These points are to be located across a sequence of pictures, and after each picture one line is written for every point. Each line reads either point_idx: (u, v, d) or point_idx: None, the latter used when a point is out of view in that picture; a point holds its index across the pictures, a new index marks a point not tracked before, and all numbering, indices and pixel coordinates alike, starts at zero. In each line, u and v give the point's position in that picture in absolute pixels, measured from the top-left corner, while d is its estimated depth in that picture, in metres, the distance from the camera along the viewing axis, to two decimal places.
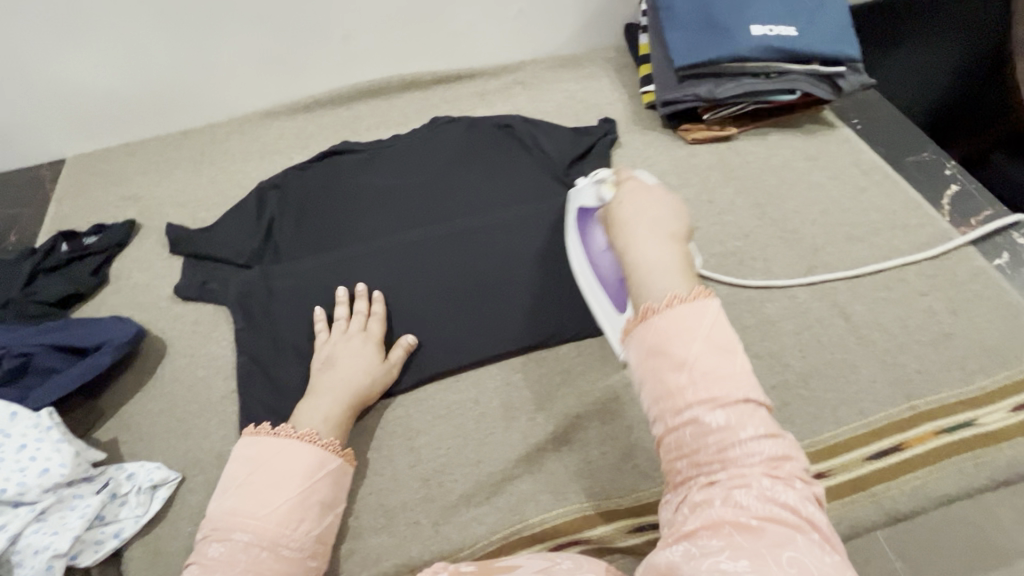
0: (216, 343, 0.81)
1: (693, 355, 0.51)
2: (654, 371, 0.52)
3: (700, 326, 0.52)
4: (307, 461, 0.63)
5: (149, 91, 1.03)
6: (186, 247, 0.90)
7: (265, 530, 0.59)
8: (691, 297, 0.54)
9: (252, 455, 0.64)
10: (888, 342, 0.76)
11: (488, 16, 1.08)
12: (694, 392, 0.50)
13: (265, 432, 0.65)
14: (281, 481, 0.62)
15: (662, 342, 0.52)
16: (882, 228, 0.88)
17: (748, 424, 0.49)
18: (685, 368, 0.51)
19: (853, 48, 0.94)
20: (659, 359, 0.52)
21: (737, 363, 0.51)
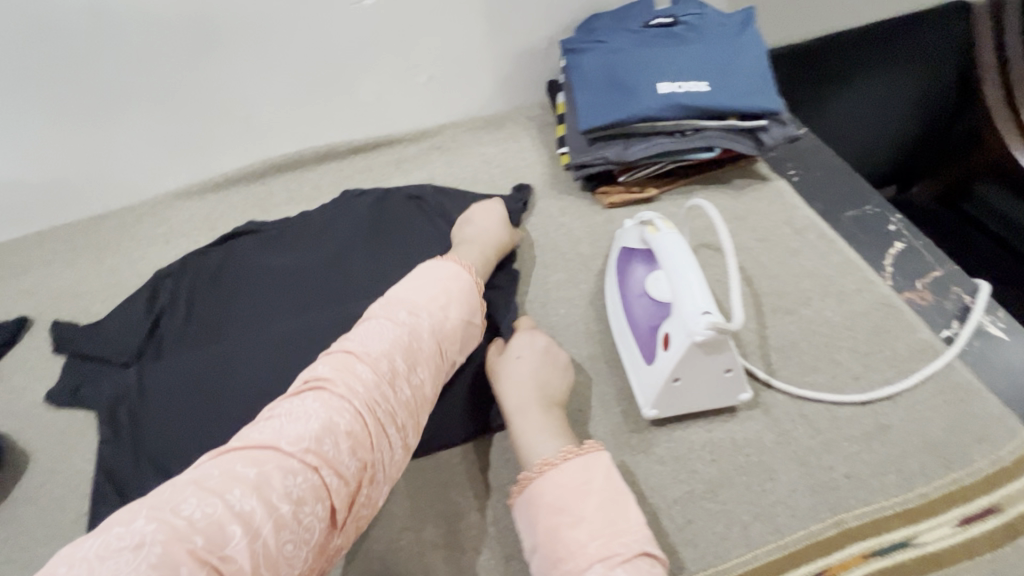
0: (78, 456, 0.75)
1: (586, 511, 0.55)
2: (552, 533, 0.55)
3: (597, 478, 0.58)
4: (463, 283, 0.69)
5: (54, 181, 1.02)
6: (67, 346, 0.86)
7: (435, 316, 0.65)
8: (583, 454, 0.60)
9: (431, 277, 0.68)
10: (814, 440, 0.65)
11: (398, 85, 1.05)
12: (594, 548, 0.53)
13: (447, 260, 0.71)
14: (446, 296, 0.67)
15: (549, 510, 0.57)
16: (813, 298, 0.79)
17: (648, 570, 0.52)
18: (583, 525, 0.54)
19: (774, 100, 0.87)
20: (552, 520, 0.56)
21: (633, 511, 0.56)
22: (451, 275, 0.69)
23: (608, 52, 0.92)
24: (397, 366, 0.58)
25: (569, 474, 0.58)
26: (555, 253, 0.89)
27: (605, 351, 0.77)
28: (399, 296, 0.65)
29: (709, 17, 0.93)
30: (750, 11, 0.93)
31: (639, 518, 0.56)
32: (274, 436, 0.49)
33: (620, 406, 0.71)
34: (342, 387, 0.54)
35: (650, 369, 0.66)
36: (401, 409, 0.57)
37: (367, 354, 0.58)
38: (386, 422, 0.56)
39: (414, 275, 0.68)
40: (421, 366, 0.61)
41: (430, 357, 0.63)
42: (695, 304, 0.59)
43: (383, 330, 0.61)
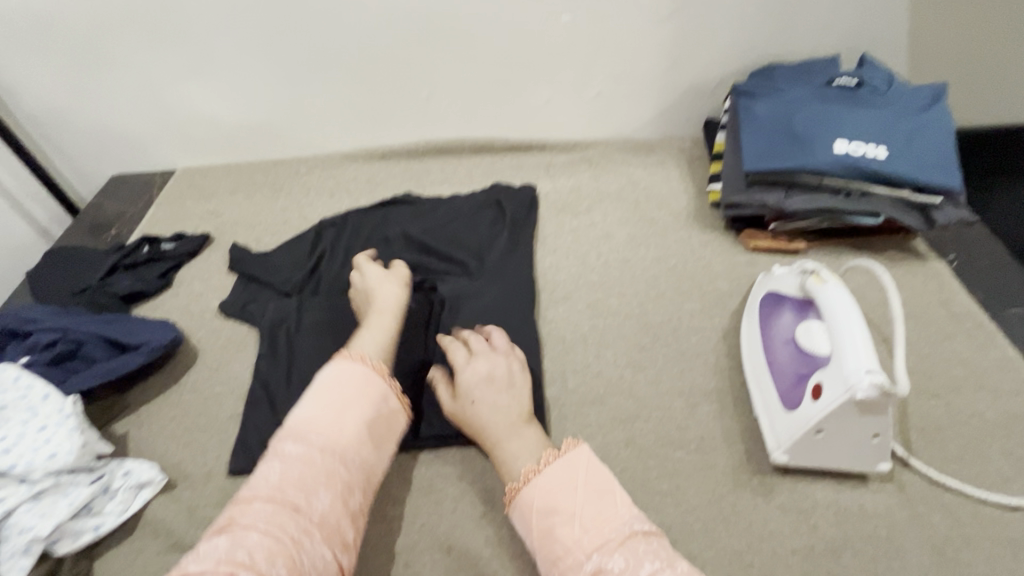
0: (239, 363, 0.85)
1: (568, 504, 0.58)
2: (549, 530, 0.57)
3: (580, 473, 0.60)
4: (383, 387, 0.64)
5: (254, 123, 1.16)
6: (241, 267, 0.97)
7: (328, 432, 0.58)
8: (561, 453, 0.62)
9: (351, 374, 0.63)
10: (951, 531, 0.63)
11: (566, 96, 1.11)
12: (588, 538, 0.55)
13: (354, 360, 0.65)
14: (352, 401, 0.61)
15: (545, 509, 0.59)
16: (965, 386, 0.75)
17: (642, 554, 0.53)
18: (573, 520, 0.57)
19: (955, 179, 0.85)
20: (547, 519, 0.58)
21: (572, 494, 0.58)
22: (361, 372, 0.64)
23: (786, 101, 0.93)
24: (331, 471, 0.56)
25: (556, 471, 0.60)
26: (691, 283, 0.91)
27: (732, 388, 0.77)
28: (322, 391, 0.62)
29: (897, 85, 0.92)
30: (942, 87, 0.92)
31: (628, 505, 0.58)
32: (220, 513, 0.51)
33: (744, 444, 0.71)
34: (270, 473, 0.55)
35: (789, 415, 0.67)
36: (321, 529, 0.53)
37: (260, 488, 0.53)
38: (315, 520, 0.53)
39: (333, 376, 0.63)
40: (329, 486, 0.55)
41: (350, 462, 0.58)
42: (859, 361, 0.60)
43: (308, 422, 0.59)
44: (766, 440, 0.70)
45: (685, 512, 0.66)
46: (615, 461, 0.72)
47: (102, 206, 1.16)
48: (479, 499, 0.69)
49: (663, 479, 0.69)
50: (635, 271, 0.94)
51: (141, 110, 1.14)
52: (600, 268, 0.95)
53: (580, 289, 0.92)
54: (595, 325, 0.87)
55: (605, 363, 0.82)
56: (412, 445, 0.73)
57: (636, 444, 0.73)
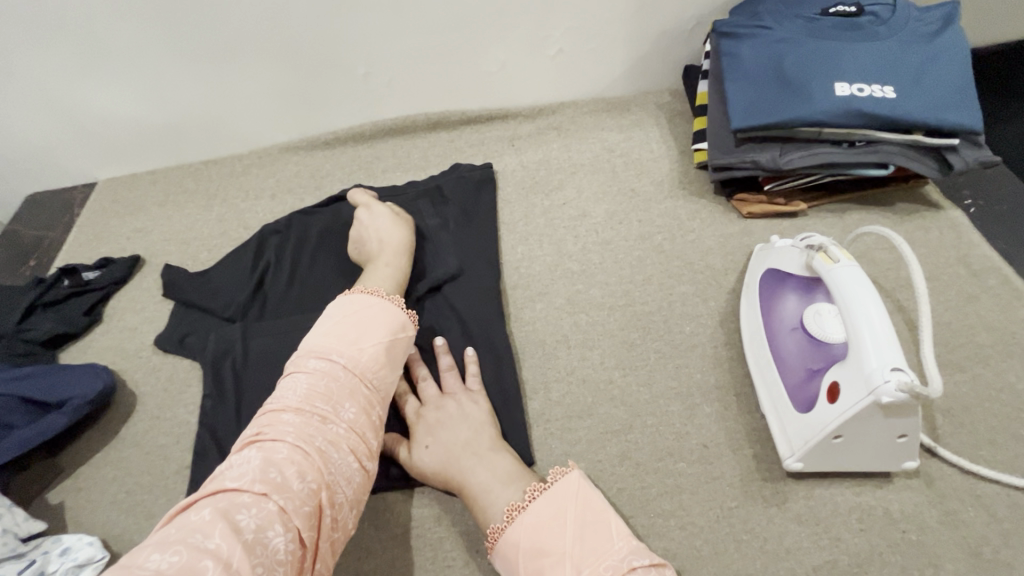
0: (183, 406, 0.75)
1: (558, 539, 0.50)
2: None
3: (569, 505, 0.52)
4: (395, 315, 0.63)
5: (174, 123, 1.02)
6: (176, 293, 0.86)
7: (351, 350, 0.57)
8: (548, 483, 0.55)
9: (346, 307, 0.62)
10: (988, 528, 0.56)
11: (524, 56, 0.97)
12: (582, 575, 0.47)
13: (372, 292, 0.65)
14: (370, 325, 0.61)
15: (532, 550, 0.50)
16: (992, 355, 0.67)
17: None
18: (563, 559, 0.48)
19: (974, 116, 0.74)
20: (535, 562, 0.50)
21: (560, 527, 0.51)
22: (369, 302, 0.63)
23: (775, 40, 0.81)
24: (356, 387, 0.55)
25: (543, 505, 0.53)
26: (681, 262, 0.81)
27: (734, 383, 0.69)
28: (316, 343, 0.57)
29: (902, 9, 0.79)
30: (954, 6, 0.79)
31: (623, 535, 0.49)
32: (222, 484, 0.44)
33: (752, 448, 0.64)
34: (273, 430, 0.48)
35: (802, 417, 0.59)
36: (350, 438, 0.52)
37: (286, 399, 0.52)
38: (333, 447, 0.50)
39: (351, 303, 0.62)
40: (354, 400, 0.54)
41: (363, 388, 0.56)
42: (882, 359, 0.51)
43: (303, 374, 0.54)
44: (775, 443, 0.63)
45: (693, 534, 0.59)
46: (610, 481, 0.64)
47: (18, 233, 1.03)
48: (461, 542, 0.62)
49: (665, 498, 0.62)
50: (618, 255, 0.84)
51: (42, 120, 0.99)
52: (578, 254, 0.85)
53: (557, 282, 0.82)
54: (577, 323, 0.77)
55: (591, 367, 0.73)
56: (382, 488, 0.65)
57: (632, 460, 0.65)
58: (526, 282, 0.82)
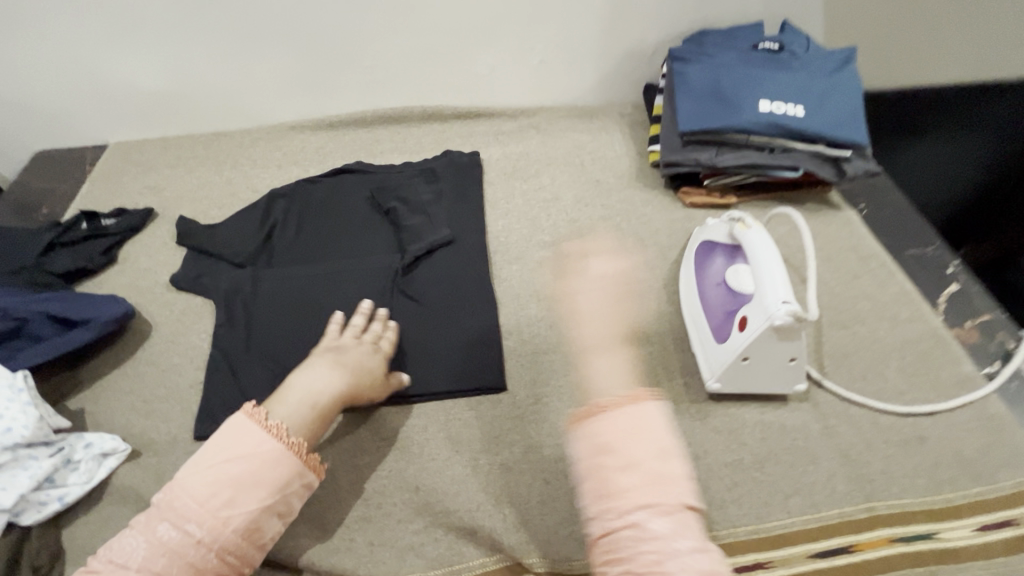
0: (196, 333, 0.85)
1: (646, 457, 0.55)
2: (599, 470, 0.55)
3: (649, 434, 0.56)
4: (280, 471, 0.59)
5: (192, 94, 1.13)
6: (190, 240, 0.95)
7: (211, 521, 0.55)
8: (632, 402, 0.56)
9: (231, 446, 0.58)
10: (856, 438, 0.73)
11: (511, 63, 1.14)
12: (643, 492, 0.53)
13: (258, 421, 0.60)
14: (249, 484, 0.57)
15: (604, 445, 0.56)
16: (869, 317, 0.86)
17: (680, 529, 0.52)
18: (637, 470, 0.54)
19: (862, 134, 0.94)
20: (607, 458, 0.55)
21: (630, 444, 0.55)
22: (260, 443, 0.59)
23: (715, 65, 1.00)
24: (221, 555, 0.55)
25: (625, 419, 0.58)
26: (634, 238, 0.97)
27: (672, 331, 0.84)
28: (185, 494, 0.56)
29: (812, 49, 1.00)
30: (852, 50, 1.00)
31: (677, 466, 0.55)
32: (108, 561, 0.53)
33: (684, 378, 0.79)
34: (154, 529, 0.55)
35: (717, 347, 0.75)
36: (224, 541, 0.55)
37: (174, 489, 0.56)
38: (207, 547, 0.54)
39: (235, 433, 0.59)
40: (235, 505, 0.56)
41: (243, 497, 0.56)
42: (776, 294, 0.67)
43: (183, 486, 0.56)
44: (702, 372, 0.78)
45: None
46: (568, 401, 0.78)
47: (30, 183, 1.11)
48: (443, 444, 0.74)
49: None
50: (583, 230, 0.99)
51: (67, 82, 1.09)
52: (550, 228, 1.00)
53: (531, 249, 0.97)
54: (547, 282, 0.92)
55: (556, 316, 0.87)
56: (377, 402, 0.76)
57: (588, 386, 0.79)
58: (504, 249, 0.97)
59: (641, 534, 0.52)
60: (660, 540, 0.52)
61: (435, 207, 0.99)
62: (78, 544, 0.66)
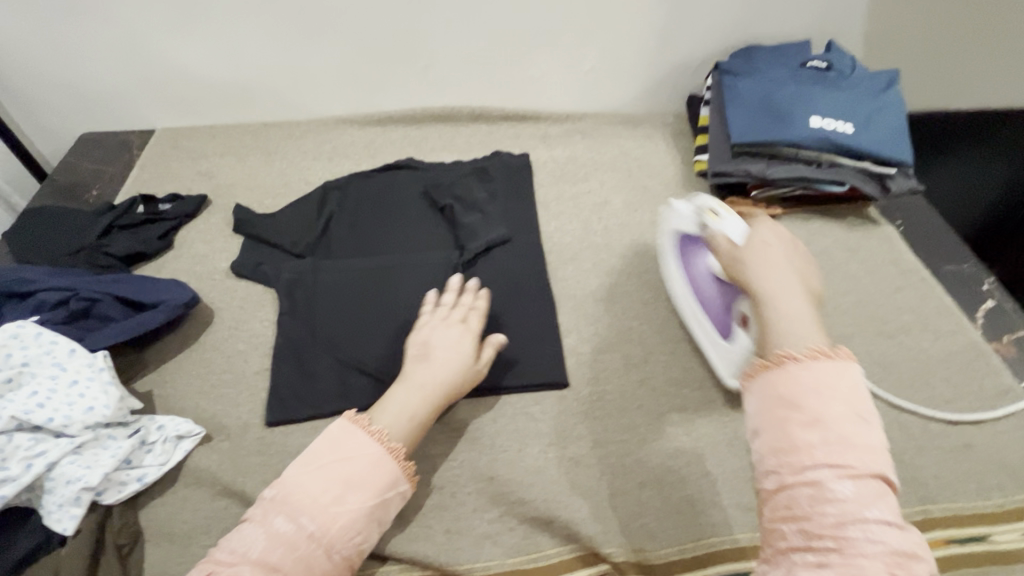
0: (259, 320, 0.85)
1: (840, 412, 0.48)
2: (779, 422, 0.49)
3: (843, 385, 0.50)
4: (383, 473, 0.63)
5: (244, 84, 1.13)
6: (247, 229, 0.96)
7: (321, 516, 0.58)
8: (833, 355, 0.51)
9: (339, 447, 0.63)
10: (907, 443, 0.76)
11: (562, 68, 1.16)
12: (824, 452, 0.47)
13: (360, 427, 0.64)
14: (355, 484, 0.61)
15: (777, 397, 0.50)
16: (913, 329, 0.89)
17: (865, 491, 0.45)
18: (820, 426, 0.48)
19: (907, 152, 0.98)
20: (785, 412, 0.49)
21: (823, 398, 0.49)
22: (366, 447, 0.63)
23: (765, 80, 1.03)
24: (327, 550, 0.58)
25: (823, 370, 0.50)
26: None
27: None
28: (301, 490, 0.60)
29: (858, 70, 1.04)
30: (896, 73, 1.04)
31: (864, 423, 0.48)
32: (224, 551, 0.56)
33: None
34: (268, 523, 0.58)
35: (728, 343, 0.77)
36: (332, 536, 0.58)
37: (286, 486, 0.60)
38: (317, 540, 0.58)
39: (342, 437, 0.64)
40: (343, 502, 0.60)
41: (349, 495, 0.60)
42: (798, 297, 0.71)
43: (295, 484, 0.60)
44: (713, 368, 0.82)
45: (696, 439, 0.76)
46: (631, 399, 0.80)
47: (78, 166, 1.10)
48: (512, 437, 0.75)
49: (674, 412, 0.78)
50: (634, 234, 1.02)
51: (120, 65, 1.09)
52: (601, 231, 1.02)
53: (584, 251, 0.99)
54: (602, 283, 0.94)
55: (614, 316, 0.89)
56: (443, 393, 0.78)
57: (649, 385, 0.81)
58: (559, 250, 0.99)
59: (819, 493, 0.46)
60: (846, 504, 0.45)
61: (491, 205, 1.00)
62: (156, 525, 0.67)
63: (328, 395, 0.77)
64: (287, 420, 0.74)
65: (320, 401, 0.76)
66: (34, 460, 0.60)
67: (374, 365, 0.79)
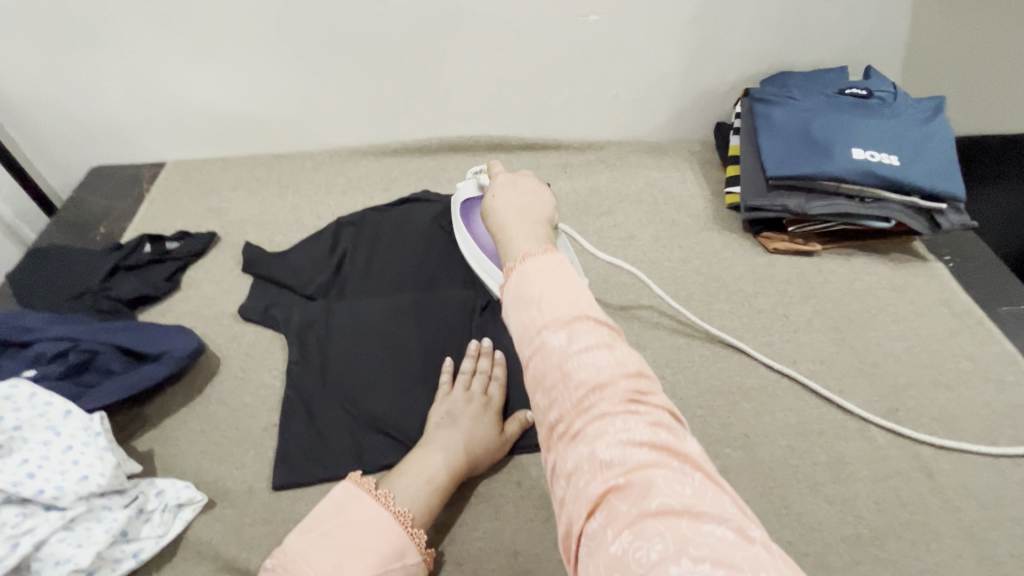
0: (268, 370, 0.80)
1: (528, 272, 0.49)
2: (517, 316, 0.47)
3: (547, 274, 0.48)
4: (386, 540, 0.58)
5: (256, 115, 1.10)
6: (256, 268, 0.92)
7: None
8: (541, 253, 0.51)
9: (342, 513, 0.59)
10: (978, 514, 0.69)
11: (583, 97, 1.12)
12: (548, 318, 0.45)
13: (368, 490, 0.61)
14: (360, 553, 0.57)
15: (521, 292, 0.48)
16: (974, 379, 0.82)
17: (590, 351, 0.43)
18: (534, 305, 0.46)
19: (958, 186, 0.91)
20: (521, 315, 0.47)
21: (543, 266, 0.49)
22: (373, 512, 0.60)
23: (801, 108, 0.98)
24: None
25: (534, 266, 0.50)
26: (717, 284, 0.94)
27: (768, 387, 0.81)
28: (303, 560, 0.56)
29: (901, 97, 0.98)
30: (941, 100, 0.98)
31: (573, 287, 0.47)
32: None
33: (786, 441, 0.75)
34: None
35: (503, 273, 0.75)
36: None
37: (289, 553, 0.57)
38: None
39: (348, 501, 0.60)
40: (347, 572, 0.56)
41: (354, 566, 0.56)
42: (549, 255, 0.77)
43: (298, 552, 0.56)
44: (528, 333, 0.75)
45: None
46: None
47: (86, 201, 1.08)
48: (537, 504, 0.69)
49: None
50: (663, 273, 0.96)
51: (131, 99, 1.06)
52: (628, 270, 0.96)
53: (610, 291, 0.93)
54: (630, 326, 0.88)
55: None
56: None
57: None
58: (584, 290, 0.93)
59: (545, 358, 0.44)
60: (593, 366, 0.42)
61: None
62: None
63: (340, 455, 0.71)
64: (296, 484, 0.69)
65: (331, 462, 0.71)
66: (21, 538, 0.55)
67: (389, 421, 0.74)
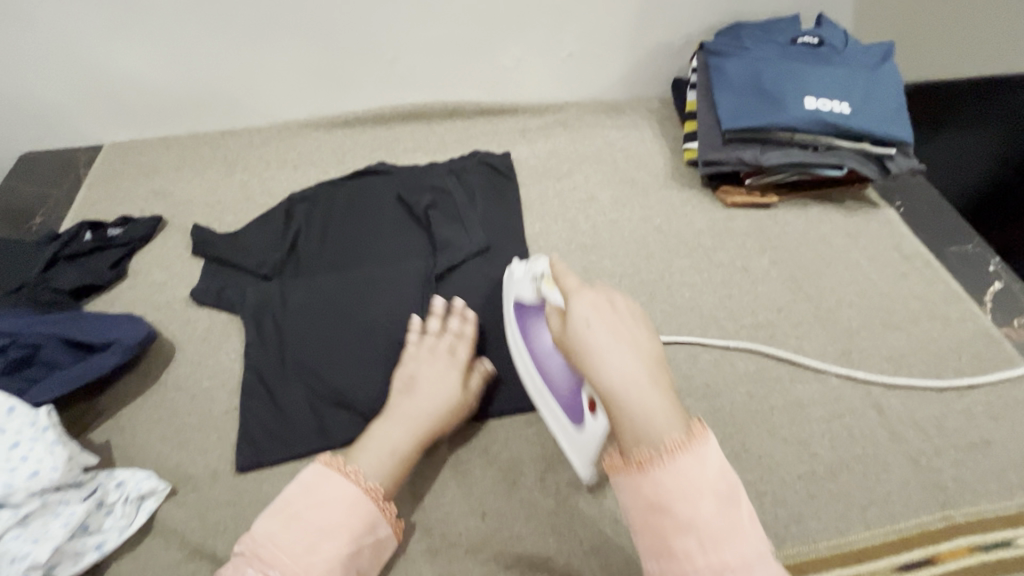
0: (225, 354, 0.79)
1: (698, 475, 0.47)
2: (653, 530, 0.47)
3: (705, 475, 0.47)
4: (359, 518, 0.59)
5: (195, 89, 1.04)
6: (206, 251, 0.88)
7: (294, 566, 0.56)
8: (689, 442, 0.48)
9: (314, 495, 0.59)
10: (923, 445, 0.72)
11: (539, 57, 1.09)
12: (698, 548, 0.45)
13: (337, 470, 0.61)
14: (331, 533, 0.58)
15: (665, 495, 0.47)
16: (921, 318, 0.85)
17: (741, 529, 0.47)
18: (692, 530, 0.46)
19: (906, 131, 0.92)
20: (659, 517, 0.47)
21: (704, 467, 0.47)
22: (344, 492, 0.60)
23: (754, 59, 0.97)
24: None
25: (679, 466, 0.47)
26: (677, 240, 0.95)
27: (727, 339, 0.82)
28: (276, 538, 0.57)
29: (852, 44, 0.98)
30: (890, 46, 0.99)
31: (714, 463, 0.48)
32: None
33: (746, 388, 0.77)
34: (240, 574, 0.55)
35: (580, 428, 0.65)
36: None
37: (261, 534, 0.57)
38: None
39: (317, 482, 0.60)
40: (319, 550, 0.57)
41: (326, 545, 0.57)
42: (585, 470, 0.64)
43: (269, 534, 0.57)
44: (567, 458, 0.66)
45: None
46: None
47: (17, 189, 1.02)
48: (505, 466, 0.70)
49: None
50: (624, 233, 0.96)
51: (55, 76, 0.99)
52: (590, 231, 0.96)
53: (573, 254, 0.93)
54: None
55: None
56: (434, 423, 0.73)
57: None
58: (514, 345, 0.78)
59: (712, 545, 0.46)
60: (751, 548, 0.46)
61: (470, 210, 0.93)
62: None
63: (304, 432, 0.71)
64: (260, 464, 0.69)
65: (296, 441, 0.70)
66: None
67: (351, 394, 0.73)
